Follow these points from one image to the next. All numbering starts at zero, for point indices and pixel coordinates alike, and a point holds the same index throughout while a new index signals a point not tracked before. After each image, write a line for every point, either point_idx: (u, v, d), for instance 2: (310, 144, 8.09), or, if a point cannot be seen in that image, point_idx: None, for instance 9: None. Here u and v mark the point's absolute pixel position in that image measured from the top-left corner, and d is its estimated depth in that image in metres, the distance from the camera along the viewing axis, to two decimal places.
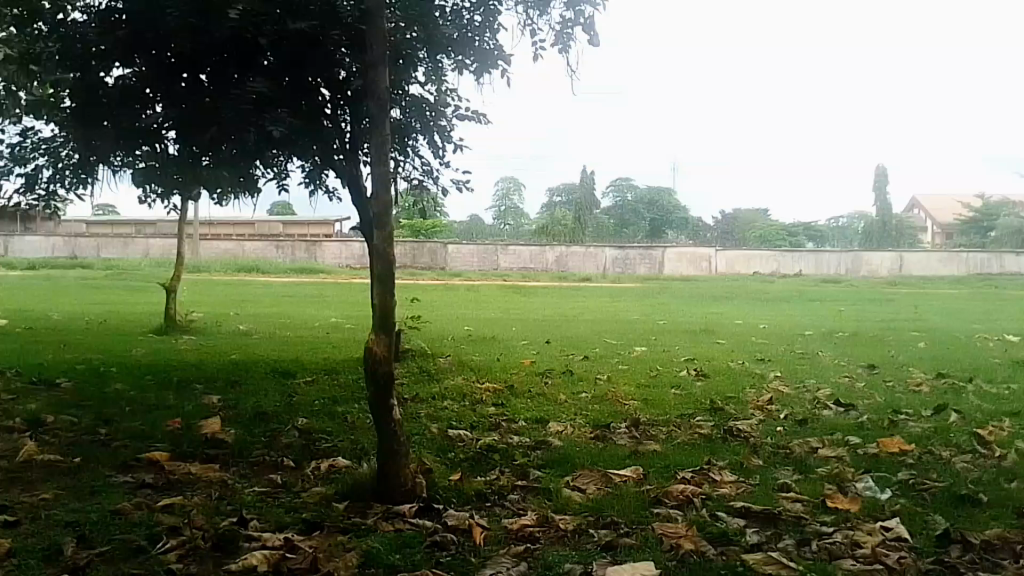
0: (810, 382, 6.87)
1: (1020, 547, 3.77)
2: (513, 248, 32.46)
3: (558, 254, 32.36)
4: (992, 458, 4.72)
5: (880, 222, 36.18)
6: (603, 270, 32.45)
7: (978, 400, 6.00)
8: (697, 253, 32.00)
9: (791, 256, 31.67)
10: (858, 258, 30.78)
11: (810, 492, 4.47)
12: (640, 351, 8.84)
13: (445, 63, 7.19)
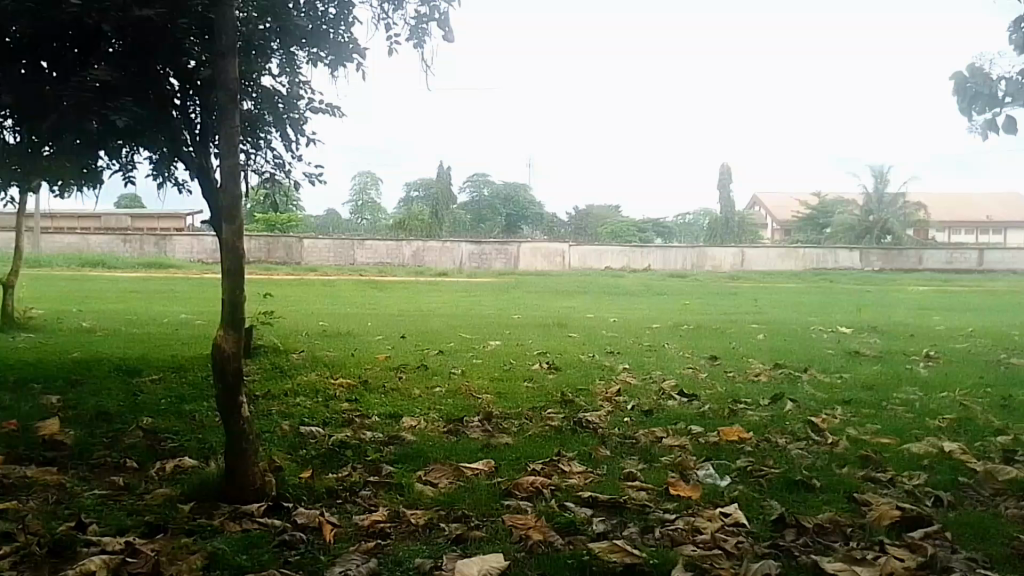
0: (656, 374, 7.10)
1: (849, 530, 3.90)
2: (370, 243, 31.72)
3: (415, 250, 31.75)
4: (825, 445, 4.90)
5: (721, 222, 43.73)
6: (460, 264, 32.05)
7: (810, 388, 6.29)
8: (551, 249, 32.49)
9: (640, 252, 33.03)
10: (703, 255, 33.23)
11: (654, 481, 4.54)
12: (496, 345, 8.96)
13: (299, 56, 7.43)
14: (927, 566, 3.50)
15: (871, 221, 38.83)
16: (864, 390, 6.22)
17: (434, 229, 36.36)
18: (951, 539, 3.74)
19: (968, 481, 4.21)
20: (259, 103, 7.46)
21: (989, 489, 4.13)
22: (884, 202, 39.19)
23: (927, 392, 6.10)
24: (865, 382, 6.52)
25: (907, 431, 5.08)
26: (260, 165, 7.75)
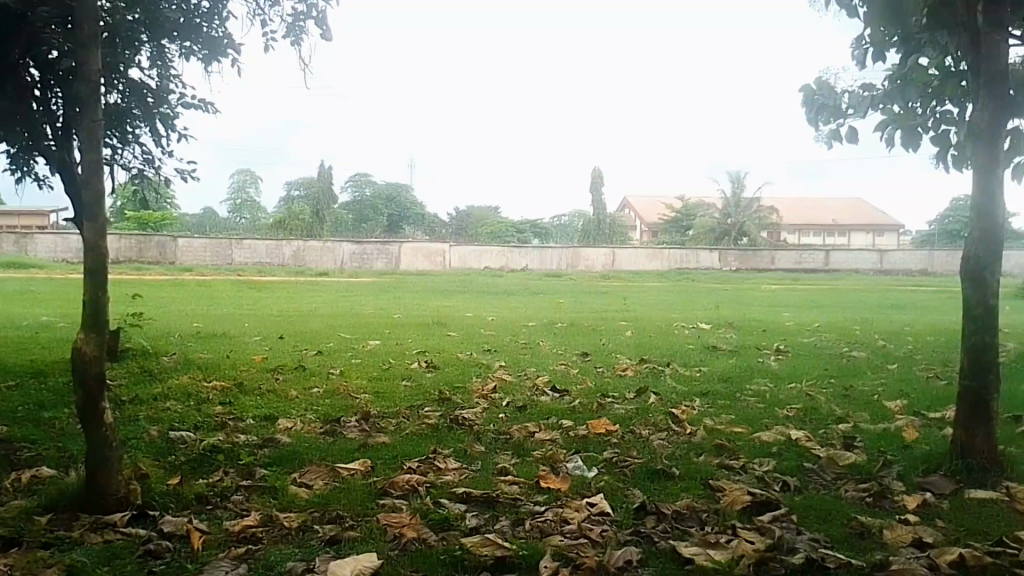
0: (530, 370, 7.30)
1: (704, 515, 4.11)
2: (247, 243, 31.77)
3: (296, 250, 32.13)
4: (684, 434, 5.16)
5: (595, 223, 45.30)
6: (341, 264, 32.46)
7: (672, 381, 6.63)
8: (432, 249, 33.30)
9: (519, 253, 34.29)
10: (576, 255, 34.90)
11: (525, 474, 4.65)
12: (375, 344, 8.99)
13: (171, 49, 7.66)
14: (773, 547, 3.73)
15: (730, 224, 43.32)
16: (721, 382, 6.61)
17: (313, 229, 37.40)
18: (796, 521, 3.98)
19: (812, 466, 4.51)
20: (126, 95, 7.66)
21: (831, 472, 4.43)
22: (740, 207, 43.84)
23: (777, 383, 6.54)
24: (722, 375, 6.92)
25: (759, 420, 5.42)
26: (128, 160, 7.81)
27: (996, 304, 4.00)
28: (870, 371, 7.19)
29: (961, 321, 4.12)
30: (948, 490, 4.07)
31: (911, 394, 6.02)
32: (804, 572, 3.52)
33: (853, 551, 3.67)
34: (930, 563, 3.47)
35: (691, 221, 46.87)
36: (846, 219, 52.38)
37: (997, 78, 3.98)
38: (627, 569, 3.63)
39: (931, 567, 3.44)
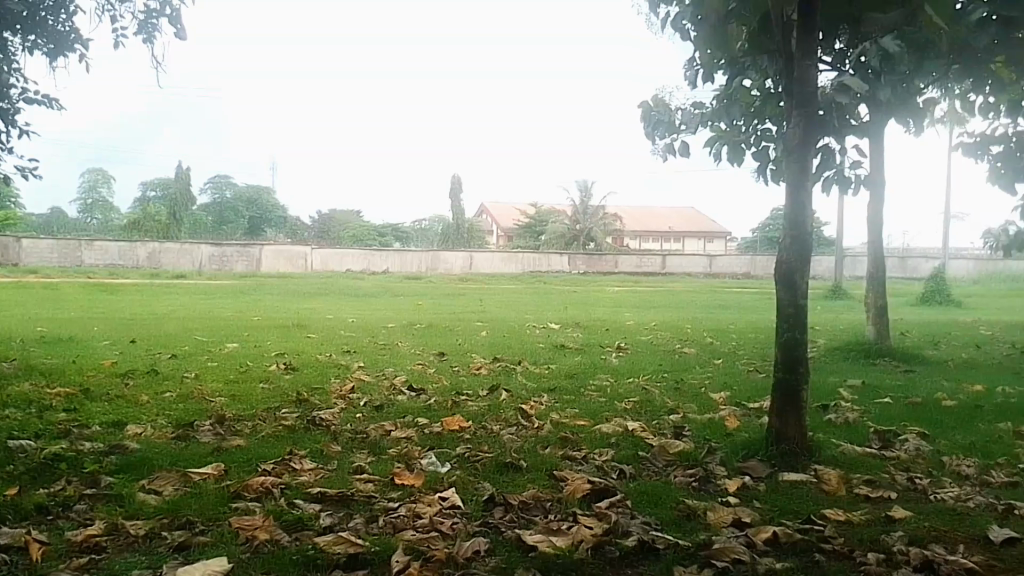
0: (388, 370, 7.47)
1: (548, 504, 4.33)
2: (100, 244, 33.17)
3: (150, 251, 33.54)
4: (532, 428, 5.43)
5: (455, 227, 47.84)
6: (199, 267, 34.41)
7: (522, 378, 6.98)
8: (293, 251, 35.41)
9: (380, 257, 36.87)
10: (437, 258, 37.40)
11: (380, 472, 4.75)
12: (233, 347, 8.88)
13: (13, 42, 7.67)
14: (609, 532, 4.00)
15: (576, 230, 47.44)
16: (567, 378, 7.01)
17: (170, 230, 38.71)
18: (631, 506, 4.27)
19: (646, 454, 4.86)
20: None
21: (663, 460, 4.78)
22: (587, 214, 47.94)
23: (617, 378, 7.02)
24: (568, 371, 7.35)
25: (601, 414, 5.79)
26: None
27: (808, 305, 4.20)
28: (701, 366, 7.85)
29: (775, 322, 4.28)
30: (764, 473, 4.49)
31: (732, 386, 6.64)
32: (637, 554, 3.82)
33: (681, 533, 4.00)
34: (748, 541, 3.85)
35: (541, 227, 50.91)
36: (677, 228, 61.00)
37: (808, 99, 4.21)
38: (475, 559, 3.78)
39: (748, 545, 3.82)
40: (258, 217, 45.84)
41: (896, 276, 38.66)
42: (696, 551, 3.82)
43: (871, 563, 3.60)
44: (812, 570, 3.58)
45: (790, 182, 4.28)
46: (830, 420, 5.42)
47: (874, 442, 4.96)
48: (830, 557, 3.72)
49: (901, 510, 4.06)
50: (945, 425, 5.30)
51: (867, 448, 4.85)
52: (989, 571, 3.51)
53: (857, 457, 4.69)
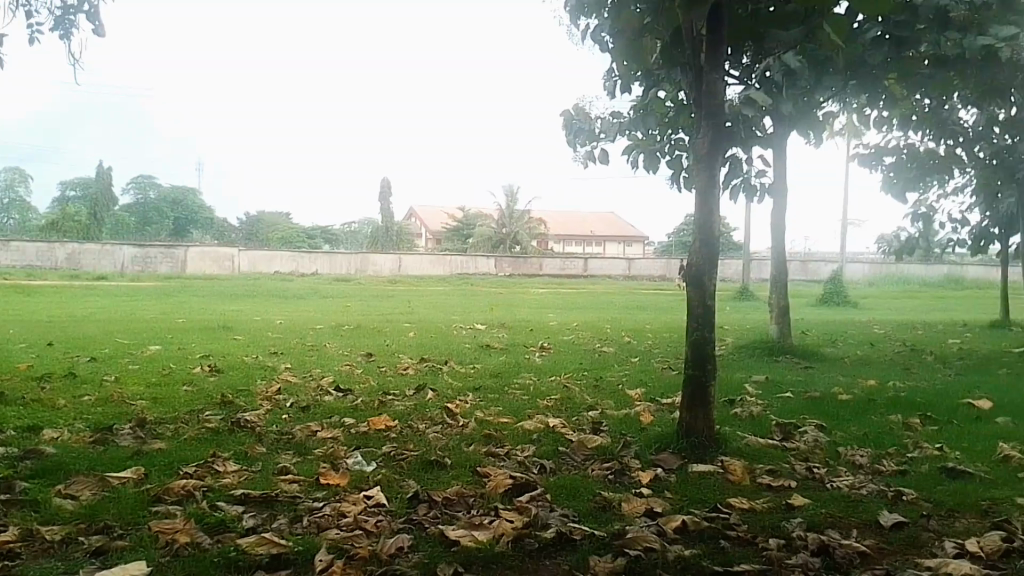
0: (315, 371, 7.52)
1: (470, 499, 4.45)
2: (15, 244, 32.27)
3: (70, 252, 32.84)
4: (457, 426, 5.57)
5: (384, 229, 50.52)
6: (120, 268, 33.80)
7: (448, 377, 7.15)
8: (220, 253, 34.38)
9: (308, 259, 36.99)
10: (365, 260, 37.92)
11: (305, 472, 4.79)
12: (155, 350, 8.74)
13: None
14: (529, 524, 4.14)
15: (504, 234, 47.87)
16: (491, 377, 7.21)
17: (89, 231, 38.09)
18: (550, 500, 4.43)
19: (565, 449, 5.04)
20: None
21: (581, 454, 4.97)
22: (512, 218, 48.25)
23: (540, 376, 7.26)
24: (493, 371, 7.55)
25: (523, 411, 5.98)
26: None
27: (715, 304, 4.47)
28: (619, 364, 8.17)
29: (685, 319, 4.52)
30: (675, 465, 4.72)
31: (648, 383, 6.96)
32: (556, 545, 3.97)
33: (597, 524, 4.17)
34: (659, 530, 4.05)
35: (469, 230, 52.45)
36: (598, 232, 65.01)
37: (716, 111, 4.45)
38: (398, 555, 3.83)
39: (660, 533, 4.02)
40: (183, 218, 45.08)
41: (799, 279, 41.20)
42: (611, 540, 4.00)
43: (772, 548, 3.85)
44: (717, 556, 3.80)
45: (700, 188, 4.53)
46: (737, 413, 5.77)
47: (777, 434, 5.29)
48: (734, 542, 3.96)
49: (800, 497, 4.34)
50: (840, 418, 5.71)
51: (770, 440, 5.16)
52: (877, 553, 3.81)
53: (760, 448, 4.99)
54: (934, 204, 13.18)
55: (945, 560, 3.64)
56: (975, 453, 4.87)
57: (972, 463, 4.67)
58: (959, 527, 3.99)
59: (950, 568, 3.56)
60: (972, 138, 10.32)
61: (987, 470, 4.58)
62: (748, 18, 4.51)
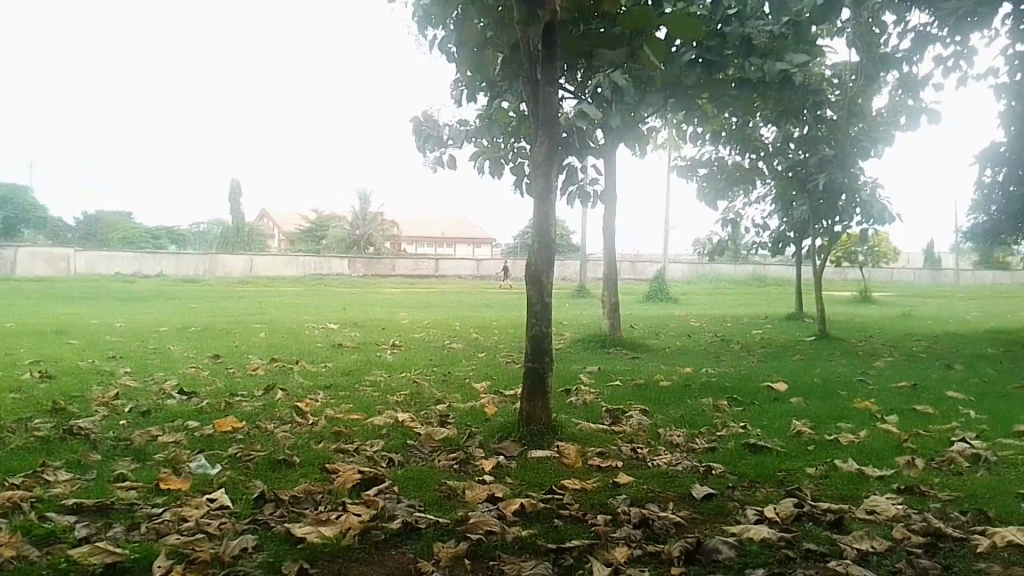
0: (158, 375, 7.33)
1: (318, 496, 4.53)
2: None
3: None
4: (305, 424, 5.69)
5: (234, 230, 50.24)
6: None
7: (298, 377, 7.26)
8: (52, 253, 32.32)
9: (151, 260, 35.85)
10: (213, 262, 37.48)
11: (145, 478, 4.70)
12: None
13: None
14: (376, 517, 4.26)
15: (359, 235, 51.44)
16: (342, 375, 7.41)
17: None
18: (397, 492, 4.60)
19: (413, 443, 5.26)
20: None
21: (428, 446, 5.21)
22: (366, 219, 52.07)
23: (391, 374, 7.56)
24: (343, 369, 7.76)
25: (372, 407, 6.21)
26: None
27: (552, 301, 4.84)
28: (466, 359, 8.64)
29: (526, 315, 4.86)
30: (516, 452, 5.06)
31: (493, 376, 7.44)
32: (400, 535, 4.13)
33: (441, 512, 4.38)
34: (499, 513, 4.32)
35: (323, 228, 56.29)
36: (450, 232, 68.86)
37: (554, 122, 4.81)
38: (241, 556, 3.81)
39: (500, 517, 4.28)
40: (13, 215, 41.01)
41: (627, 278, 44.73)
42: (453, 527, 4.21)
43: (600, 523, 4.21)
44: (551, 534, 4.11)
45: (537, 193, 4.83)
46: (572, 402, 6.29)
47: (607, 419, 5.80)
48: (567, 521, 4.29)
49: (625, 476, 4.77)
50: (661, 403, 6.40)
51: (601, 426, 5.65)
52: (691, 523, 4.26)
53: (592, 432, 5.46)
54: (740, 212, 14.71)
55: (746, 526, 4.13)
56: (772, 429, 5.63)
57: (769, 438, 5.38)
58: (759, 495, 4.54)
59: (750, 533, 4.06)
60: (771, 154, 12.20)
61: (782, 444, 5.27)
62: (580, 38, 4.95)
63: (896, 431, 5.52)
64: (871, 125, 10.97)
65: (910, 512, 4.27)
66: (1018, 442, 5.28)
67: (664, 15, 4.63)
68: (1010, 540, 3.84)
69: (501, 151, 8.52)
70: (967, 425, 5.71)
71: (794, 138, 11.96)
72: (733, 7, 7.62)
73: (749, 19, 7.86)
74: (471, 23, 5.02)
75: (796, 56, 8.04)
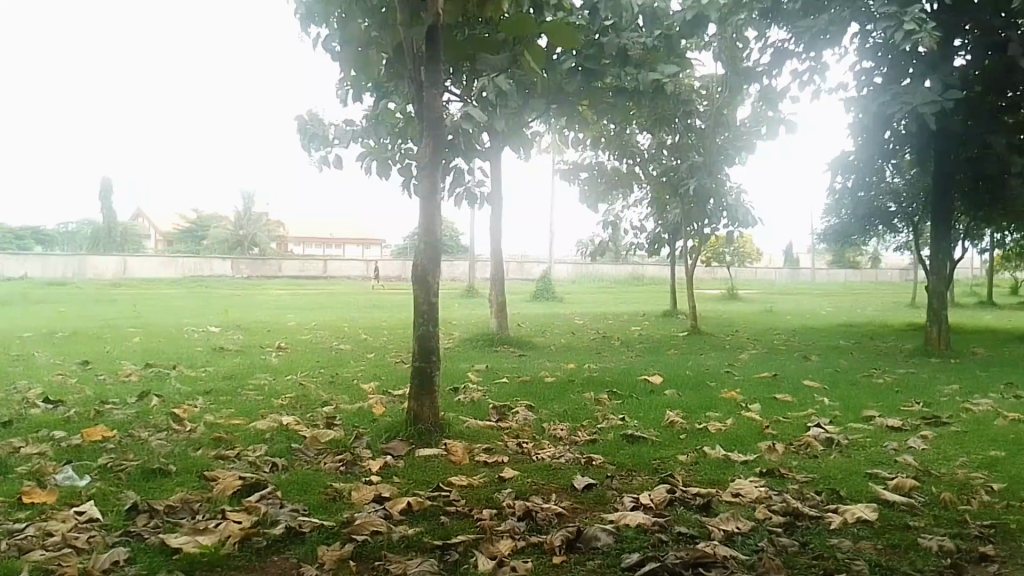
0: (19, 383, 6.86)
1: (196, 505, 4.40)
2: None
3: None
4: (182, 431, 5.55)
5: (107, 231, 48.49)
6: None
7: (176, 383, 7.03)
8: None
9: (15, 261, 31.94)
10: (83, 263, 35.31)
11: (4, 493, 4.40)
12: None
13: None
14: (258, 523, 4.15)
15: (241, 235, 53.38)
16: (223, 381, 7.26)
17: None
18: (279, 497, 4.52)
19: (298, 446, 5.22)
20: None
21: (314, 449, 5.19)
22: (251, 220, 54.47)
23: (277, 377, 7.53)
24: (225, 373, 7.62)
25: (255, 411, 6.14)
26: None
27: (438, 302, 4.97)
28: (354, 361, 8.71)
29: (413, 317, 4.94)
30: (403, 451, 5.11)
31: (381, 377, 7.58)
32: (282, 540, 4.04)
33: (325, 514, 4.34)
34: (386, 513, 4.33)
35: (202, 230, 57.78)
36: (338, 233, 69.48)
37: (439, 124, 4.88)
38: (112, 570, 3.61)
39: (386, 516, 4.28)
40: None
41: (515, 277, 45.59)
42: (339, 529, 4.17)
43: (485, 518, 4.30)
44: (437, 531, 4.16)
45: (423, 195, 4.90)
46: (461, 400, 6.50)
47: (493, 416, 6.00)
48: (453, 517, 4.35)
49: (510, 471, 4.92)
50: (546, 398, 6.71)
51: (486, 423, 5.82)
52: (571, 513, 4.42)
53: (480, 430, 5.63)
54: (620, 215, 16.13)
55: (623, 513, 4.34)
56: (649, 420, 6.01)
57: (646, 429, 5.73)
58: (636, 484, 4.78)
59: (626, 520, 4.27)
60: (646, 159, 13.58)
61: (656, 434, 5.62)
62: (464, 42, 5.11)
63: (758, 419, 6.03)
64: (735, 134, 11.98)
65: (771, 493, 4.60)
66: (863, 426, 5.91)
67: (543, 23, 4.75)
68: (859, 516, 4.21)
69: (388, 152, 9.60)
70: (820, 411, 6.35)
71: (666, 145, 13.13)
72: (609, 19, 8.63)
73: (624, 30, 8.89)
74: (353, 23, 4.94)
75: (667, 68, 8.98)
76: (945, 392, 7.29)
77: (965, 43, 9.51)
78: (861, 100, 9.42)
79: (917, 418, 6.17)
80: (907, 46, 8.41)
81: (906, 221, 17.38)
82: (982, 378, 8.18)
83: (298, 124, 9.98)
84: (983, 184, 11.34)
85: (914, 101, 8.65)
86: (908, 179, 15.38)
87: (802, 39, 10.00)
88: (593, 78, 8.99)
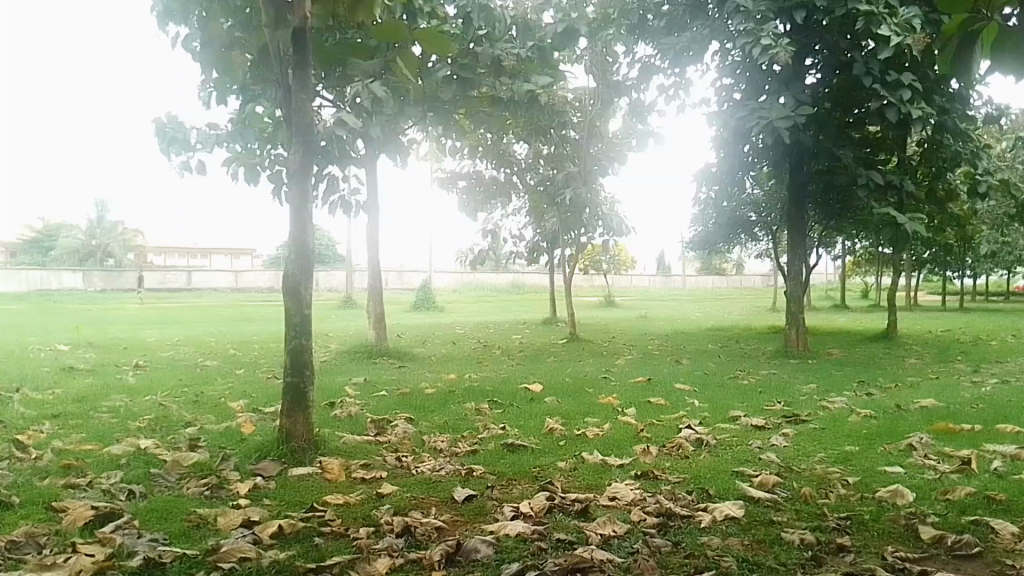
0: None
1: (43, 539, 3.90)
2: None
3: None
4: (27, 459, 5.09)
5: None
6: None
7: (20, 407, 6.50)
8: None
9: None
10: None
11: None
12: None
13: None
14: (113, 556, 3.68)
15: (94, 247, 55.20)
16: (74, 404, 6.76)
17: None
18: (137, 526, 4.11)
19: (158, 472, 4.90)
20: None
21: (175, 474, 4.90)
22: (103, 229, 56.63)
23: (134, 398, 7.11)
24: (77, 396, 7.11)
25: (111, 434, 5.77)
26: None
27: (312, 312, 5.10)
28: (222, 379, 8.37)
29: (286, 328, 5.06)
30: (275, 472, 4.93)
31: (251, 396, 7.35)
32: (140, 572, 3.59)
33: (188, 543, 3.92)
34: (254, 538, 3.97)
35: (52, 242, 57.44)
36: (205, 247, 69.23)
37: (308, 132, 4.82)
38: None
39: (254, 542, 3.93)
40: None
41: (393, 287, 45.41)
42: (203, 557, 3.75)
43: (362, 537, 4.05)
44: (311, 554, 3.83)
45: (295, 204, 4.92)
46: (338, 416, 6.40)
47: (372, 430, 5.98)
48: (327, 538, 4.08)
49: (388, 487, 4.79)
50: (427, 411, 6.72)
51: (366, 437, 5.77)
52: (451, 526, 4.25)
53: (356, 446, 5.53)
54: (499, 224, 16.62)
55: (503, 523, 4.21)
56: (528, 428, 6.15)
57: (526, 437, 5.84)
58: (515, 492, 4.76)
59: (506, 530, 4.13)
60: (524, 169, 14.14)
61: (536, 442, 5.73)
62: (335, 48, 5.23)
63: (633, 423, 6.27)
64: (609, 145, 12.96)
65: (644, 496, 4.68)
66: (731, 426, 6.23)
67: (415, 29, 4.70)
68: (727, 514, 4.32)
69: (257, 159, 9.49)
70: (690, 414, 6.67)
71: (543, 155, 13.70)
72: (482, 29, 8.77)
73: (499, 41, 9.06)
74: (217, 24, 5.15)
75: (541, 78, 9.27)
76: (806, 390, 7.85)
77: (815, 63, 10.47)
78: (721, 113, 10.06)
79: (780, 417, 6.59)
80: (764, 61, 8.97)
81: (765, 229, 18.58)
82: (837, 377, 8.80)
83: (155, 128, 9.53)
84: (836, 201, 12.10)
85: (769, 116, 9.26)
86: (766, 190, 16.78)
87: (667, 55, 10.65)
88: (470, 86, 9.10)
